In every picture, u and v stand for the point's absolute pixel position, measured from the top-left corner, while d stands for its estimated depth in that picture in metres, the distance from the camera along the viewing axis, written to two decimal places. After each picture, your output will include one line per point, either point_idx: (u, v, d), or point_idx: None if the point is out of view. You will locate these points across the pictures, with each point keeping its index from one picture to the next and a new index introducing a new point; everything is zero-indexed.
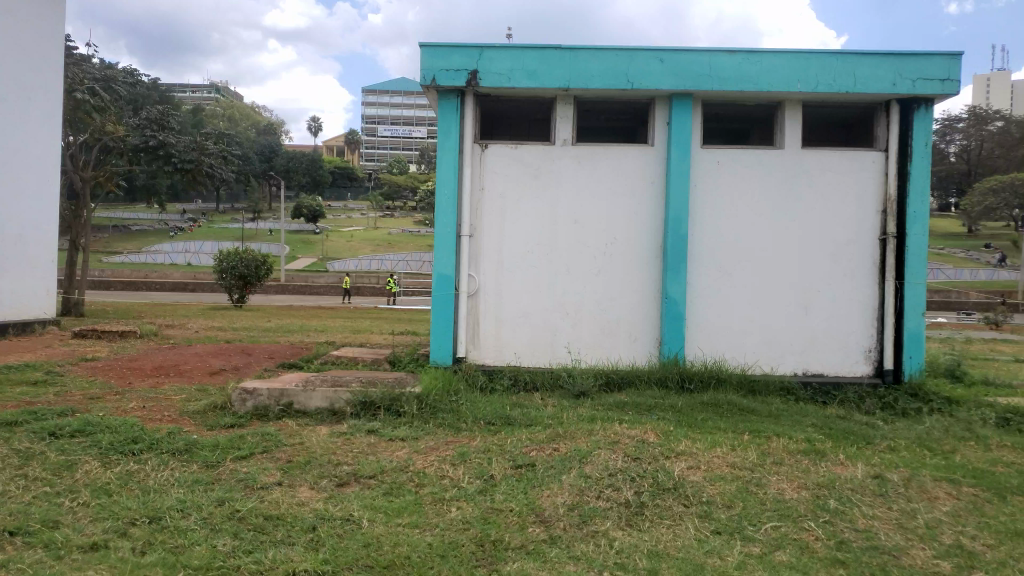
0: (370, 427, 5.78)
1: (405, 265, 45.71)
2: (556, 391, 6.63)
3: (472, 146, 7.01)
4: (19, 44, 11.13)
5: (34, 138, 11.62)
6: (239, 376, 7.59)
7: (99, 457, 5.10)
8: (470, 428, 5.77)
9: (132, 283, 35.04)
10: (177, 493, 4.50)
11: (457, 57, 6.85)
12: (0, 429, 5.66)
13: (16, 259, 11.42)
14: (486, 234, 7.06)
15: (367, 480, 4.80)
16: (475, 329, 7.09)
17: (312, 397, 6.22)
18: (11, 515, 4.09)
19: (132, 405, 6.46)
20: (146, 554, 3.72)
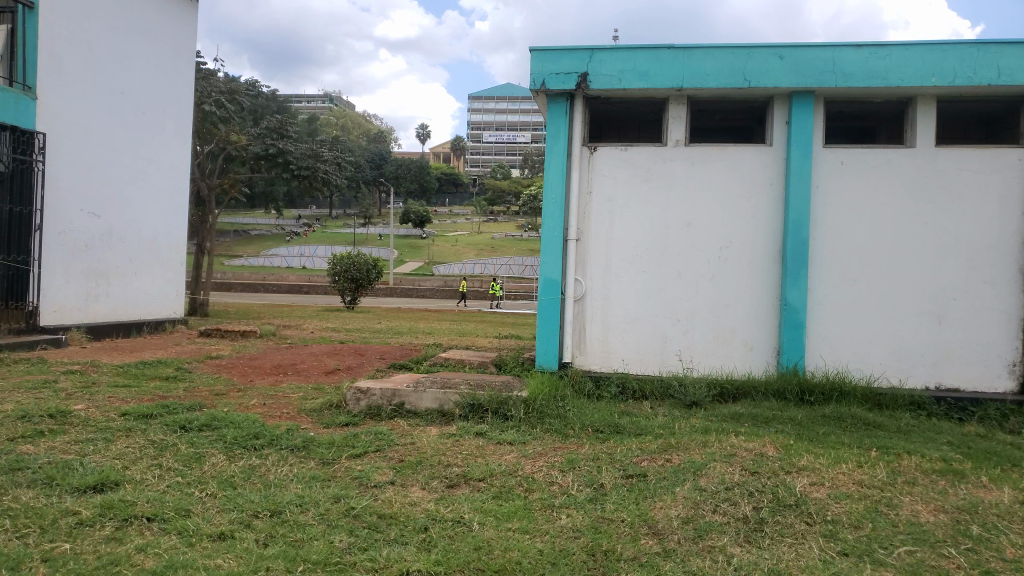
0: (479, 429, 5.82)
1: (508, 269, 46.16)
2: (666, 401, 6.46)
3: (581, 149, 6.95)
4: (156, 59, 11.93)
5: (168, 148, 12.41)
6: (353, 376, 7.83)
7: (225, 451, 5.35)
8: (578, 435, 5.70)
9: (251, 285, 36.98)
10: (295, 488, 4.65)
11: (567, 61, 6.82)
12: (137, 421, 6.05)
13: (151, 261, 12.22)
14: (593, 238, 6.98)
15: (477, 483, 4.82)
16: (581, 335, 7.00)
17: (423, 398, 6.32)
18: (148, 502, 4.34)
19: (255, 402, 6.76)
20: (269, 546, 3.85)
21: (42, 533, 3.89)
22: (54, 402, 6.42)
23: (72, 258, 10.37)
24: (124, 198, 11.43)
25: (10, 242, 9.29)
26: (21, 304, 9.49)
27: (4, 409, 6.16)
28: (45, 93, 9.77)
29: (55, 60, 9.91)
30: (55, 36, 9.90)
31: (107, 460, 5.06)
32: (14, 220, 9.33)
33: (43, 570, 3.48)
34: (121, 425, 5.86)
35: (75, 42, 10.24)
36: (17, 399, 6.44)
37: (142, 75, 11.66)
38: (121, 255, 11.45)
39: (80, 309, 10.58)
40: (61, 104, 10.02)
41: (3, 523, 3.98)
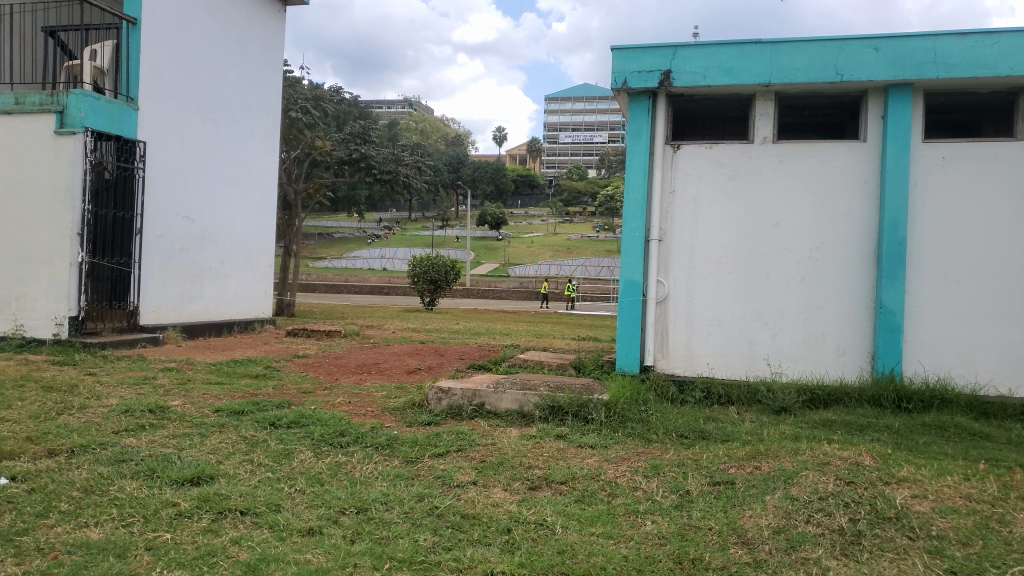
0: (560, 432, 5.77)
1: (584, 270, 45.91)
2: (754, 406, 6.26)
3: (663, 147, 6.83)
4: (246, 68, 12.41)
5: (257, 154, 12.87)
6: (434, 376, 7.91)
7: (312, 448, 5.49)
8: (662, 440, 5.60)
9: (335, 286, 38.04)
10: (381, 485, 4.73)
11: (650, 58, 6.72)
12: (230, 417, 6.27)
13: (241, 263, 12.68)
14: (676, 238, 6.84)
15: (559, 486, 4.78)
16: (664, 337, 6.87)
17: (503, 399, 6.32)
18: (241, 496, 4.49)
19: (340, 399, 6.91)
20: (356, 542, 3.92)
21: (145, 523, 4.06)
22: (154, 398, 6.72)
23: (168, 259, 10.84)
24: (217, 203, 11.89)
25: (114, 244, 9.67)
26: (122, 304, 9.93)
27: (108, 403, 6.49)
28: (145, 105, 10.19)
29: (154, 72, 10.36)
30: (155, 50, 10.33)
31: (203, 454, 5.26)
32: (117, 225, 9.72)
33: (148, 558, 3.64)
34: (215, 421, 6.09)
35: (173, 54, 10.72)
36: (121, 395, 6.78)
37: (233, 84, 12.14)
38: (214, 257, 11.92)
39: (176, 308, 11.06)
40: (160, 114, 10.48)
41: (110, 512, 4.18)
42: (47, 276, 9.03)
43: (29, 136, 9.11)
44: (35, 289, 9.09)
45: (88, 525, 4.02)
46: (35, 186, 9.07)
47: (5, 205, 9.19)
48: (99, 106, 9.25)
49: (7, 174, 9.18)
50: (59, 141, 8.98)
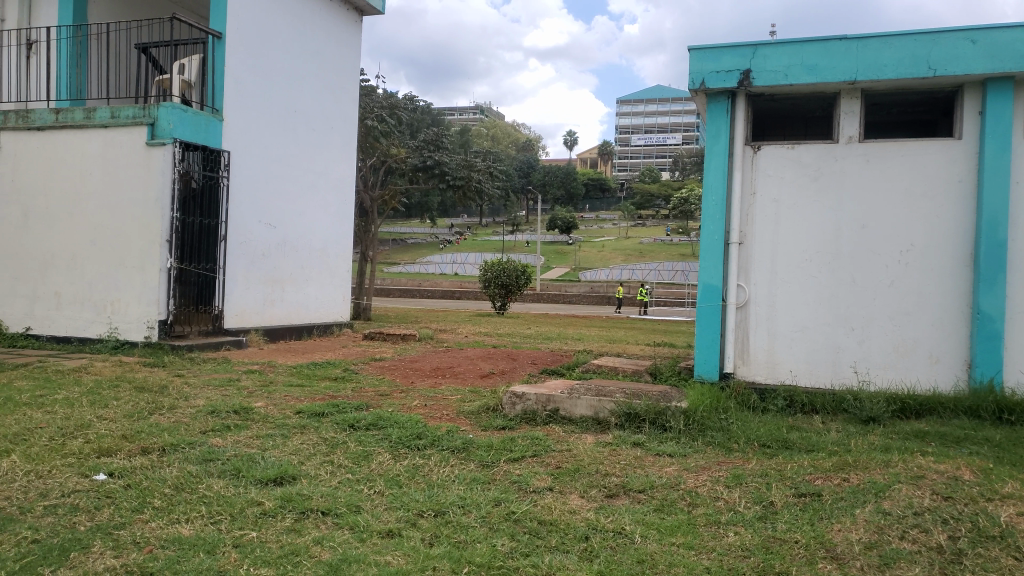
0: (637, 439, 5.68)
1: (658, 274, 45.34)
2: (840, 416, 6.04)
3: (743, 149, 6.67)
4: (323, 78, 12.77)
5: (334, 162, 13.22)
6: (508, 381, 7.90)
7: (390, 450, 5.56)
8: (743, 449, 5.45)
9: (408, 291, 38.70)
10: (458, 489, 4.75)
11: (728, 58, 6.58)
12: (311, 418, 6.42)
13: (320, 268, 13.03)
14: (757, 241, 6.66)
15: (637, 494, 4.70)
16: (744, 344, 6.69)
17: (577, 405, 6.25)
18: (322, 496, 4.58)
19: (416, 402, 6.99)
20: (435, 545, 3.94)
21: (232, 521, 4.18)
22: (239, 399, 6.94)
23: (251, 265, 11.20)
24: (297, 210, 12.24)
25: (201, 251, 10.04)
26: (209, 308, 10.31)
27: (197, 404, 6.74)
28: (230, 115, 10.55)
29: (238, 85, 10.73)
30: (238, 63, 10.70)
31: (285, 454, 5.40)
32: (203, 232, 10.08)
33: (235, 555, 3.74)
34: (296, 422, 6.25)
35: (256, 66, 11.09)
36: (208, 396, 7.02)
37: (311, 93, 12.49)
38: (295, 263, 12.27)
39: (259, 312, 11.43)
40: (243, 125, 10.84)
41: (199, 509, 4.32)
42: (140, 281, 9.45)
43: (123, 147, 9.55)
44: (128, 294, 9.53)
45: (179, 521, 4.17)
46: (129, 195, 9.50)
47: (102, 214, 9.65)
48: (188, 118, 9.64)
49: (104, 184, 9.64)
50: (150, 152, 9.38)
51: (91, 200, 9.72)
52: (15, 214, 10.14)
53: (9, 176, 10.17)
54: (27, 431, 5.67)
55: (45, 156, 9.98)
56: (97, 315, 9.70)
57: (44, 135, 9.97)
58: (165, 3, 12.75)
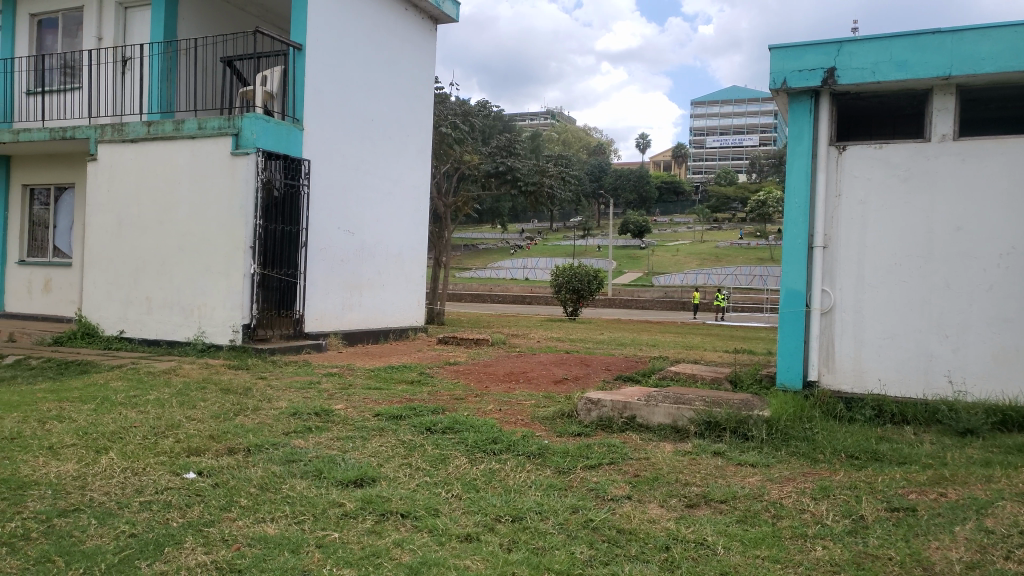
0: (717, 448, 5.55)
1: (734, 279, 44.35)
2: (934, 427, 5.77)
3: (828, 149, 6.47)
4: (398, 87, 13.01)
5: (410, 169, 13.46)
6: (583, 387, 7.84)
7: (467, 454, 5.58)
8: (830, 460, 5.26)
9: (479, 296, 39.02)
10: (535, 495, 4.73)
11: (811, 56, 6.39)
12: (389, 421, 6.51)
13: (396, 273, 13.27)
14: (843, 245, 6.43)
15: (719, 505, 4.58)
16: (829, 351, 6.47)
17: (655, 413, 6.13)
18: (401, 499, 4.63)
19: (491, 407, 7.01)
20: (513, 551, 3.92)
21: (314, 521, 4.27)
22: (319, 401, 7.11)
23: (331, 271, 11.47)
24: (374, 217, 12.49)
25: (283, 257, 10.34)
26: (290, 312, 10.59)
27: (280, 405, 6.93)
28: (310, 125, 10.84)
29: (318, 95, 11.02)
30: (317, 74, 10.99)
31: (365, 456, 5.50)
32: (285, 238, 10.38)
33: (318, 555, 3.81)
34: (375, 425, 6.35)
35: (334, 76, 11.37)
36: (290, 398, 7.22)
37: (388, 102, 12.74)
38: (372, 268, 12.52)
39: (338, 316, 11.71)
40: (322, 134, 11.12)
41: (283, 509, 4.43)
42: (225, 286, 9.80)
43: (210, 157, 9.93)
44: (214, 299, 9.89)
45: (264, 520, 4.28)
46: (215, 203, 9.87)
47: (189, 222, 10.06)
48: (270, 128, 9.96)
49: (191, 193, 10.05)
50: (235, 161, 9.72)
51: (179, 209, 10.14)
52: (110, 223, 10.66)
53: (105, 187, 10.71)
54: (123, 429, 5.94)
55: (137, 168, 10.46)
56: (185, 319, 10.11)
57: (137, 147, 10.46)
58: (248, 17, 13.22)
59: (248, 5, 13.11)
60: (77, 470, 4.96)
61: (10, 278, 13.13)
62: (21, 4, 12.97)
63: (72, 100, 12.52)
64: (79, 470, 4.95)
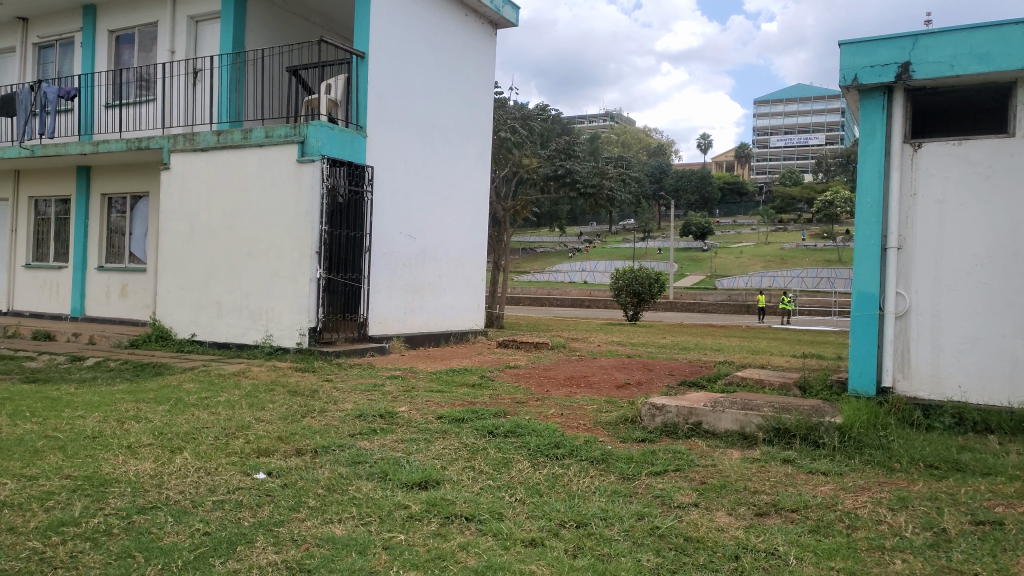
0: (787, 456, 5.40)
1: (800, 281, 43.26)
2: (1021, 437, 5.49)
3: (902, 146, 6.26)
4: (458, 93, 13.12)
5: (470, 174, 13.57)
6: (646, 392, 7.74)
7: (529, 458, 5.57)
8: (907, 469, 5.06)
9: (538, 299, 39.02)
10: (599, 501, 4.67)
11: (884, 51, 6.19)
12: (452, 424, 6.55)
13: (457, 277, 13.36)
14: (919, 246, 6.20)
15: (790, 514, 4.45)
16: (904, 356, 6.24)
17: (722, 419, 6.00)
18: (465, 502, 4.64)
19: (552, 411, 6.98)
20: (579, 557, 3.88)
21: (381, 523, 4.31)
22: (383, 403, 7.20)
23: (394, 275, 11.62)
24: (435, 221, 12.61)
25: (347, 262, 10.52)
26: (354, 316, 10.77)
27: (345, 407, 7.05)
28: (373, 131, 11.01)
29: (380, 102, 11.17)
30: (379, 81, 11.15)
31: (429, 458, 5.54)
32: (349, 243, 10.56)
33: (385, 557, 3.84)
34: (438, 428, 6.39)
35: (396, 83, 11.52)
36: (355, 400, 7.33)
37: (448, 107, 12.86)
38: (434, 273, 12.63)
39: (400, 320, 11.85)
40: (385, 140, 11.29)
41: (350, 510, 4.48)
42: (291, 290, 10.02)
43: (277, 165, 10.18)
44: (281, 303, 10.12)
45: (332, 521, 4.34)
46: (282, 209, 10.11)
47: (257, 227, 10.33)
48: (334, 136, 10.15)
49: (259, 200, 10.31)
50: (301, 168, 9.94)
51: (248, 215, 10.42)
52: (182, 229, 11.03)
53: (177, 194, 11.08)
54: (196, 430, 6.13)
55: (208, 176, 10.80)
56: (253, 322, 10.38)
57: (207, 155, 10.81)
58: (312, 28, 13.54)
59: (312, 15, 13.43)
60: (154, 469, 5.13)
61: (90, 283, 13.72)
62: (100, 20, 13.59)
63: (147, 112, 13.02)
64: (156, 469, 5.12)
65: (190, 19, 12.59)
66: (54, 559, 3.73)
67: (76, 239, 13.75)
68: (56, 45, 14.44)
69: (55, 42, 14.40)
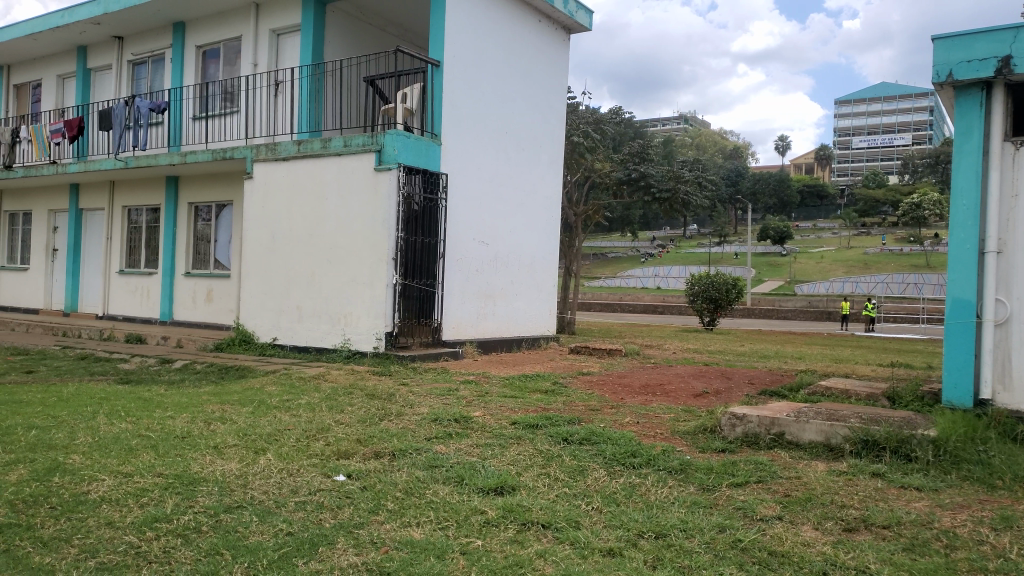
0: (876, 469, 5.17)
1: (885, 287, 41.61)
2: None
3: (1002, 145, 5.96)
4: (531, 98, 13.15)
5: (542, 179, 13.56)
6: (725, 401, 7.55)
7: (605, 466, 5.50)
8: (1010, 488, 4.78)
9: (610, 305, 38.72)
10: (678, 512, 4.57)
11: (981, 45, 5.91)
12: (526, 430, 6.53)
13: (529, 283, 13.36)
14: (1021, 249, 5.86)
15: (881, 531, 4.25)
16: (1005, 366, 5.89)
17: (806, 429, 5.80)
18: (542, 509, 4.61)
19: (628, 419, 6.88)
20: (658, 569, 3.80)
21: (458, 528, 4.32)
22: (458, 408, 7.25)
23: (467, 280, 11.70)
24: (508, 227, 12.64)
25: (422, 268, 10.66)
26: (429, 321, 10.89)
27: (421, 411, 7.12)
28: (447, 139, 11.13)
29: (454, 109, 11.29)
30: (454, 88, 11.26)
31: (504, 464, 5.54)
32: (424, 249, 10.70)
33: (463, 562, 3.85)
34: (512, 433, 6.39)
35: (470, 90, 11.62)
36: (430, 404, 7.39)
37: (521, 113, 12.90)
38: (506, 278, 12.67)
39: (473, 325, 11.93)
40: (459, 147, 11.40)
41: (427, 514, 4.51)
42: (368, 295, 10.21)
43: (355, 173, 10.40)
44: (359, 308, 10.33)
45: (410, 524, 4.38)
46: (360, 216, 10.32)
47: (336, 234, 10.57)
48: (410, 144, 10.31)
49: (338, 207, 10.56)
50: (378, 177, 10.12)
51: (327, 222, 10.68)
52: (264, 236, 11.39)
53: (260, 203, 11.45)
54: (278, 432, 6.30)
55: (288, 184, 11.13)
56: (332, 327, 10.62)
57: (288, 164, 11.13)
58: (388, 38, 13.82)
59: (388, 25, 13.71)
60: (239, 469, 5.30)
61: (177, 288, 14.31)
62: (189, 37, 14.20)
63: (231, 123, 13.51)
64: (241, 469, 5.28)
65: (272, 32, 13.02)
66: (149, 554, 3.89)
67: (166, 246, 14.38)
68: (148, 62, 15.16)
69: (148, 58, 15.13)
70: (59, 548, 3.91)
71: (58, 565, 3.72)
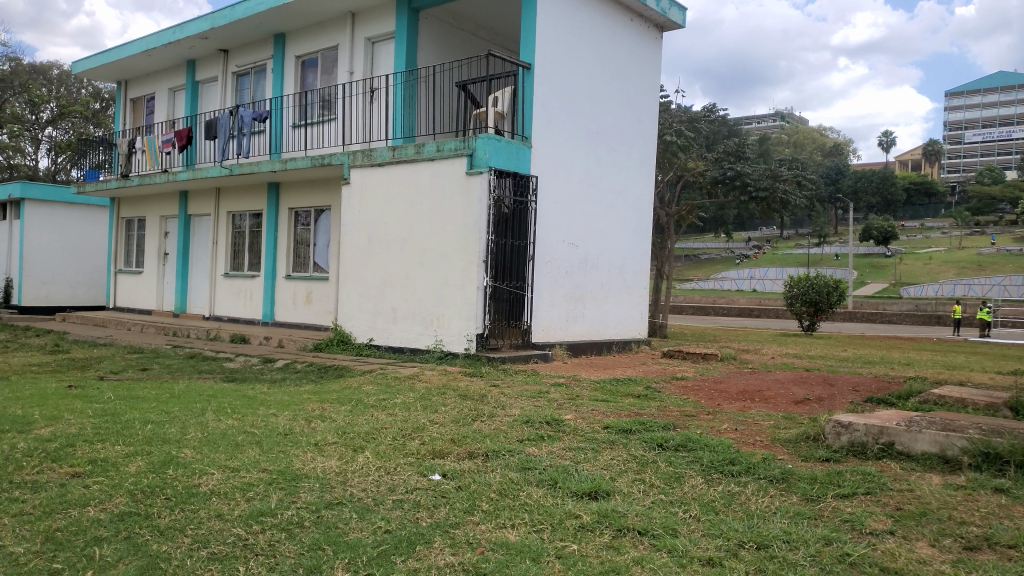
0: (999, 484, 4.84)
1: (1002, 290, 39.07)
2: None
3: None
4: (622, 98, 13.01)
5: (633, 180, 13.40)
6: (828, 409, 7.24)
7: (703, 474, 5.37)
8: None
9: (703, 308, 37.88)
10: (781, 522, 4.40)
11: None
12: (620, 434, 6.46)
13: (619, 285, 13.23)
14: None
15: (1006, 550, 3.97)
16: None
17: (918, 440, 5.50)
18: (637, 515, 4.53)
19: (726, 426, 6.68)
20: None
21: (553, 531, 4.31)
22: (551, 411, 7.22)
23: (557, 283, 11.69)
24: (598, 228, 12.55)
25: (513, 270, 10.71)
26: (519, 323, 10.93)
27: (513, 413, 7.15)
28: (538, 141, 11.16)
29: (545, 111, 11.31)
30: (544, 90, 11.28)
31: (598, 468, 5.47)
32: (515, 252, 10.75)
33: (559, 566, 3.83)
34: (605, 437, 6.32)
35: (560, 91, 11.61)
36: (522, 406, 7.41)
37: (612, 114, 12.78)
38: (596, 280, 12.58)
39: (563, 327, 11.89)
40: (549, 149, 11.40)
41: (522, 517, 4.51)
42: (460, 297, 10.34)
43: (447, 176, 10.56)
44: (452, 309, 10.47)
45: (505, 526, 4.39)
46: (452, 219, 10.47)
47: (429, 236, 10.75)
48: (501, 147, 10.42)
49: (431, 210, 10.74)
50: (470, 181, 10.23)
51: (420, 225, 10.87)
52: (361, 239, 11.70)
53: (357, 206, 11.78)
54: (376, 431, 6.45)
55: (384, 187, 11.39)
56: (425, 328, 10.80)
57: (383, 169, 11.40)
58: (479, 41, 13.97)
59: (479, 30, 13.87)
60: (339, 466, 5.44)
61: (278, 290, 14.91)
62: (289, 47, 14.76)
63: (328, 130, 13.97)
64: (340, 466, 5.42)
65: (367, 40, 13.41)
66: (256, 546, 4.04)
67: (267, 250, 15.00)
68: (250, 73, 15.87)
69: (251, 69, 15.83)
70: (175, 537, 4.12)
71: (174, 553, 3.92)
